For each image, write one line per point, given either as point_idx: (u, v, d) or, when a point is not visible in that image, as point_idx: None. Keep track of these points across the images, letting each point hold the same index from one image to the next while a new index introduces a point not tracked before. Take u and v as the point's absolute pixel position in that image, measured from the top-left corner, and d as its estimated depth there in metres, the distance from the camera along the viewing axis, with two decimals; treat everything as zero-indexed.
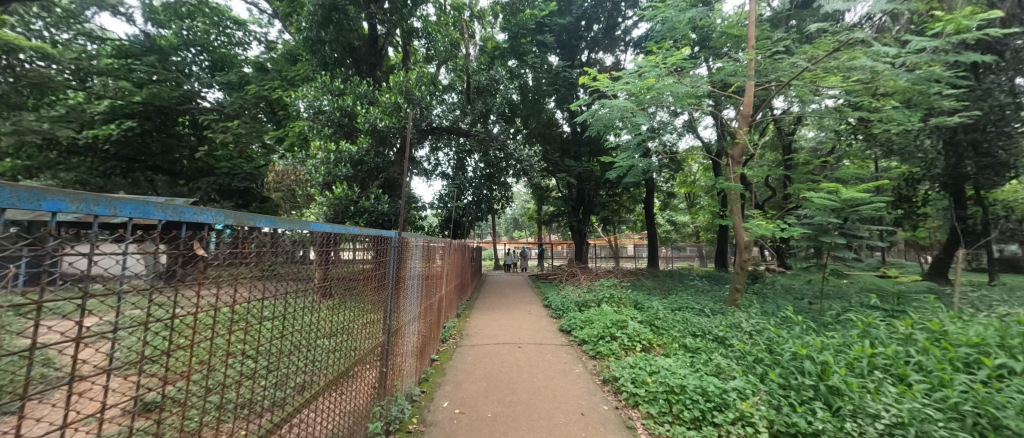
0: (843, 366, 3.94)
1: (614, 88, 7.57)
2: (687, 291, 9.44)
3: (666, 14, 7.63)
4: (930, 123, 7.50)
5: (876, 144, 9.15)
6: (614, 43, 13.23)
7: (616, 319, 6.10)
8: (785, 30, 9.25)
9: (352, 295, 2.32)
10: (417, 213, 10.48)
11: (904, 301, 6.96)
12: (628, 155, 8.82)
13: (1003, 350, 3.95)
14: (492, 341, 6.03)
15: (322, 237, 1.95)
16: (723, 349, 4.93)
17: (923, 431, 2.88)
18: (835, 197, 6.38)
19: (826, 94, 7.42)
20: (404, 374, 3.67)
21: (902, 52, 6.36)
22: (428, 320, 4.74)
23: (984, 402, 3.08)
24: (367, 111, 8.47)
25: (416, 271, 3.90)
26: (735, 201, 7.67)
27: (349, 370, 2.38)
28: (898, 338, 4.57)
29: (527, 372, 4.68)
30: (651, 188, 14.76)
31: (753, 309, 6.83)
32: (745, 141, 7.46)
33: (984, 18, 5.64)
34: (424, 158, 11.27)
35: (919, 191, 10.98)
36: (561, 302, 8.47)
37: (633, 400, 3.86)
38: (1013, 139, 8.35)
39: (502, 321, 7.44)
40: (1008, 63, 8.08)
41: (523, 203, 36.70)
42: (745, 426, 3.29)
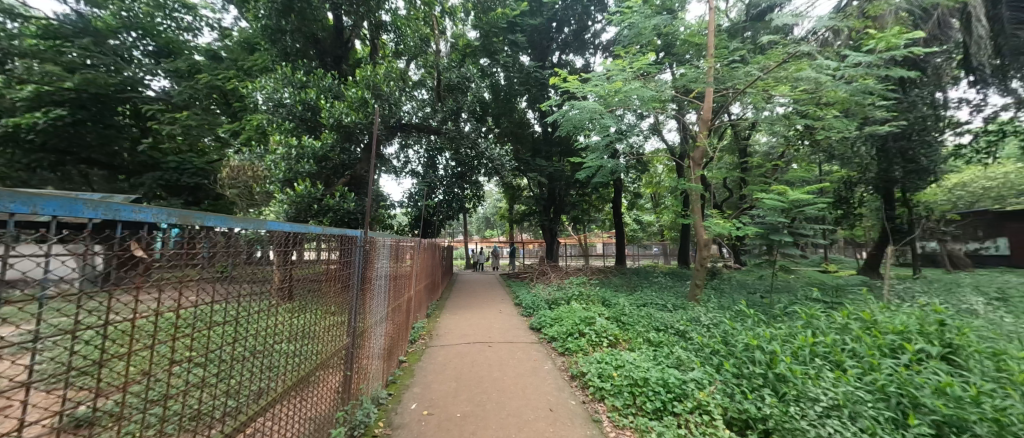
0: (789, 355, 3.87)
1: (584, 89, 7.60)
2: (652, 288, 9.63)
3: (632, 20, 7.79)
4: (865, 131, 8.07)
5: (820, 150, 9.64)
6: (584, 45, 13.34)
7: (584, 316, 6.05)
8: (742, 40, 9.72)
9: (315, 297, 1.99)
10: (385, 212, 10.03)
11: (843, 294, 7.46)
12: (597, 155, 8.87)
13: (921, 335, 3.89)
14: (464, 341, 5.80)
15: (284, 236, 1.68)
16: (683, 343, 4.90)
17: (856, 413, 2.84)
18: (783, 198, 6.79)
19: (777, 102, 7.68)
20: (372, 377, 3.34)
21: (842, 65, 6.73)
22: (396, 322, 4.44)
23: (906, 383, 3.06)
24: (331, 106, 7.97)
25: (383, 270, 3.60)
26: (695, 200, 7.81)
27: (311, 375, 2.04)
28: (836, 327, 4.52)
29: (497, 370, 4.50)
30: (620, 188, 15.05)
31: (712, 304, 6.98)
32: (706, 144, 7.67)
33: (910, 37, 6.06)
34: (394, 155, 10.83)
35: (858, 195, 11.78)
36: (531, 301, 8.42)
37: (599, 394, 3.74)
38: (929, 147, 9.34)
39: (472, 321, 7.21)
40: (927, 79, 9.03)
41: (495, 203, 36.67)
42: (701, 415, 3.21)
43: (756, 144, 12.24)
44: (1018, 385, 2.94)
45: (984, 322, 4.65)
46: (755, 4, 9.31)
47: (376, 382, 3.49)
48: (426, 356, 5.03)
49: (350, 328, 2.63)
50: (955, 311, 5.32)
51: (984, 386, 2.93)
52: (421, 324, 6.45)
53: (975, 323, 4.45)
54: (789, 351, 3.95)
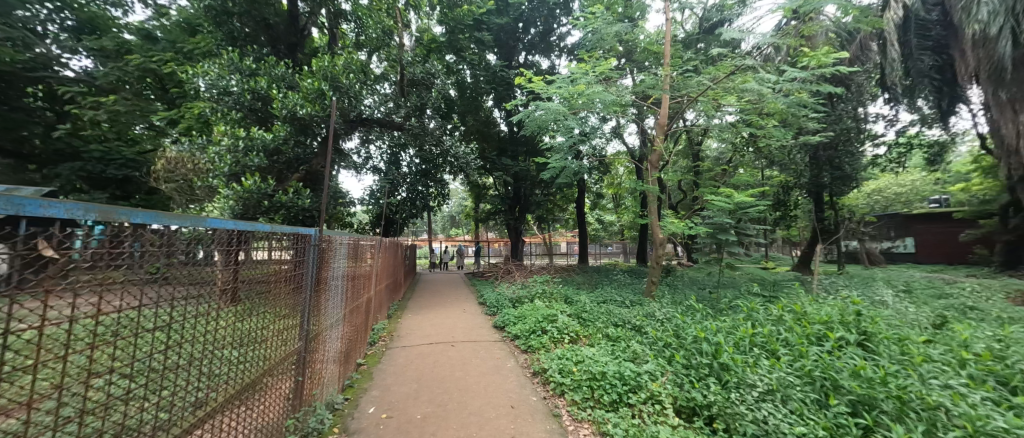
0: (731, 345, 4.20)
1: (548, 91, 7.72)
2: (612, 285, 10.01)
3: (595, 25, 8.02)
4: (800, 140, 8.87)
5: (762, 156, 10.47)
6: (550, 47, 13.56)
7: (547, 313, 6.19)
8: (695, 50, 10.34)
9: (263, 300, 1.88)
10: (344, 210, 9.63)
11: (780, 289, 8.16)
12: (561, 156, 9.03)
13: (841, 324, 4.35)
14: (426, 342, 5.71)
15: (230, 235, 1.57)
16: (639, 337, 5.15)
17: (787, 396, 3.12)
18: (728, 200, 7.32)
19: (725, 111, 8.21)
20: (326, 381, 3.21)
21: (780, 79, 7.32)
22: (354, 324, 4.27)
23: (828, 368, 3.41)
24: (285, 96, 7.52)
25: (340, 271, 3.45)
26: (652, 201, 8.17)
27: (259, 382, 1.93)
28: (772, 319, 4.96)
29: (459, 370, 4.48)
30: (583, 188, 15.46)
31: (666, 299, 7.38)
32: (662, 148, 8.07)
33: (837, 57, 6.72)
34: (354, 150, 10.43)
35: (794, 198, 12.90)
36: (495, 300, 8.45)
37: (559, 389, 3.84)
38: (850, 156, 10.48)
39: (435, 322, 7.12)
40: (851, 95, 10.09)
41: (461, 201, 36.33)
42: (654, 404, 3.40)
43: (707, 150, 13.06)
44: (916, 365, 3.36)
45: (892, 311, 5.27)
46: (707, 18, 9.95)
47: (331, 386, 3.36)
48: (385, 359, 4.89)
49: (303, 331, 2.51)
50: (870, 303, 5.99)
51: (890, 366, 3.32)
52: (382, 325, 6.26)
53: (884, 312, 5.04)
54: (733, 342, 4.27)
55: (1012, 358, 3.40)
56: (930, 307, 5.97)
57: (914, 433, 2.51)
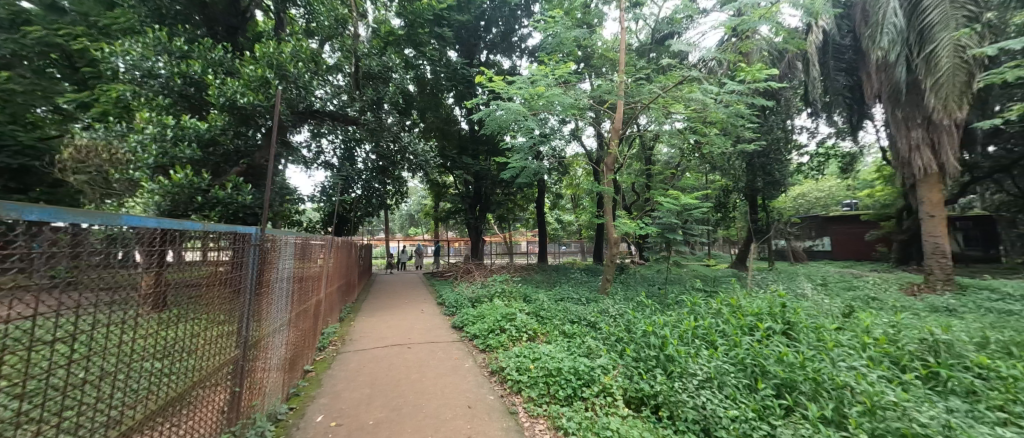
0: (676, 337, 4.49)
1: (509, 91, 7.77)
2: (569, 283, 10.29)
3: (554, 29, 8.18)
4: (738, 148, 9.65)
5: (706, 162, 11.27)
6: (511, 48, 13.67)
7: (505, 312, 6.22)
8: (647, 59, 10.87)
9: (196, 304, 1.73)
10: (292, 207, 9.05)
11: (719, 285, 8.82)
12: (522, 156, 9.10)
13: (769, 315, 4.81)
14: (380, 345, 5.52)
15: (155, 234, 1.42)
16: (593, 332, 5.33)
17: (723, 382, 3.38)
18: (676, 202, 7.79)
19: (674, 118, 8.71)
20: (268, 391, 3.00)
21: (722, 90, 7.90)
22: (301, 328, 4.02)
23: (758, 355, 3.74)
24: (223, 83, 6.89)
25: (285, 272, 3.25)
26: (608, 202, 8.46)
27: (189, 395, 1.76)
28: (712, 312, 5.37)
29: (415, 372, 4.38)
30: (544, 188, 15.64)
31: (619, 296, 7.72)
32: (617, 152, 8.39)
33: (769, 73, 7.37)
34: (303, 143, 9.81)
35: (733, 200, 14.02)
36: (454, 300, 8.36)
37: (516, 387, 3.90)
38: (779, 164, 11.61)
39: (391, 323, 6.92)
40: (780, 108, 11.14)
41: (420, 199, 35.46)
42: (605, 397, 3.55)
43: (658, 154, 13.80)
44: (829, 349, 3.79)
45: (811, 303, 5.90)
46: (658, 30, 10.50)
47: (274, 395, 3.14)
48: (335, 364, 4.65)
49: (241, 337, 2.33)
50: (795, 296, 6.66)
51: (808, 352, 3.72)
52: (332, 328, 5.96)
53: (804, 303, 5.62)
54: (677, 335, 4.56)
55: (902, 341, 3.92)
56: (842, 298, 6.76)
57: (825, 410, 2.83)
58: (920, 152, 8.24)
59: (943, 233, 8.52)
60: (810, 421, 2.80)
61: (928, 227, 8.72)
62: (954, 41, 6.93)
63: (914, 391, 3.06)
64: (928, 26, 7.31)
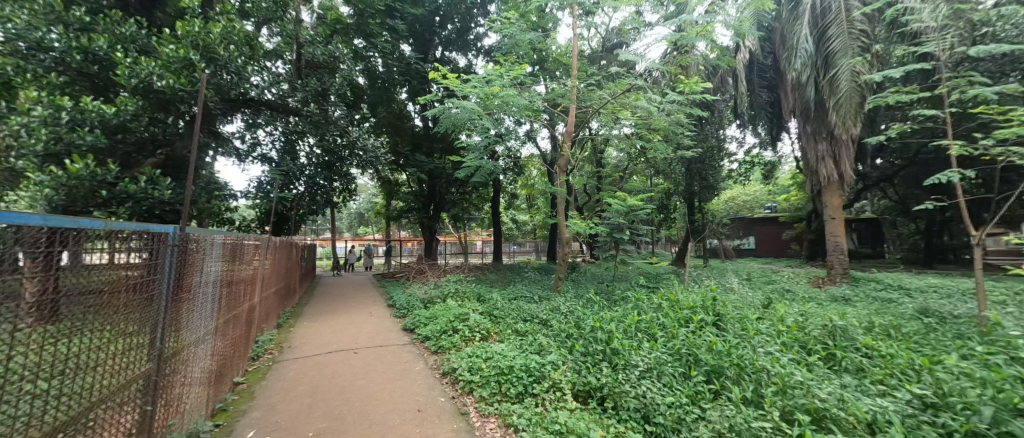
0: (621, 331, 4.73)
1: (463, 89, 7.68)
2: (523, 282, 10.39)
3: (509, 31, 8.25)
4: (678, 153, 10.38)
5: (650, 165, 11.97)
6: (467, 46, 13.53)
7: (458, 312, 6.17)
8: (598, 66, 11.34)
9: (96, 314, 1.51)
10: (223, 204, 8.24)
11: (661, 281, 9.40)
12: (477, 156, 9.03)
13: (703, 308, 5.24)
14: (323, 351, 5.21)
15: (39, 235, 1.20)
16: (545, 330, 5.46)
17: (661, 371, 3.62)
18: (624, 203, 8.18)
19: (623, 124, 9.12)
20: (190, 408, 2.70)
21: (665, 99, 8.43)
22: (231, 337, 3.67)
23: (691, 345, 4.05)
24: (136, 61, 6.06)
25: (211, 275, 2.93)
26: (561, 203, 8.67)
27: (87, 419, 1.53)
28: (654, 306, 5.73)
29: (362, 377, 4.20)
30: (498, 188, 15.69)
31: (570, 294, 7.96)
32: (569, 154, 8.62)
33: (704, 86, 8.00)
34: (236, 134, 8.95)
35: (674, 203, 15.05)
36: (406, 301, 8.13)
37: (468, 387, 3.88)
38: (713, 169, 12.68)
39: (335, 328, 6.56)
40: (714, 118, 12.18)
41: (370, 197, 33.92)
42: (555, 392, 3.64)
43: (608, 157, 14.43)
44: (751, 337, 4.22)
45: (739, 296, 6.50)
46: (608, 39, 10.96)
47: (197, 412, 2.83)
48: (271, 374, 4.31)
49: (154, 350, 2.06)
50: (726, 290, 7.30)
51: (733, 340, 4.10)
52: (269, 336, 5.52)
53: (733, 297, 6.19)
54: (623, 329, 4.80)
55: (809, 327, 4.47)
56: (764, 292, 7.53)
57: (745, 392, 3.14)
58: (825, 162, 9.41)
59: (840, 233, 9.84)
60: (733, 402, 3.09)
61: (831, 228, 10.00)
62: (851, 67, 7.99)
63: (817, 371, 3.50)
64: (832, 52, 8.37)
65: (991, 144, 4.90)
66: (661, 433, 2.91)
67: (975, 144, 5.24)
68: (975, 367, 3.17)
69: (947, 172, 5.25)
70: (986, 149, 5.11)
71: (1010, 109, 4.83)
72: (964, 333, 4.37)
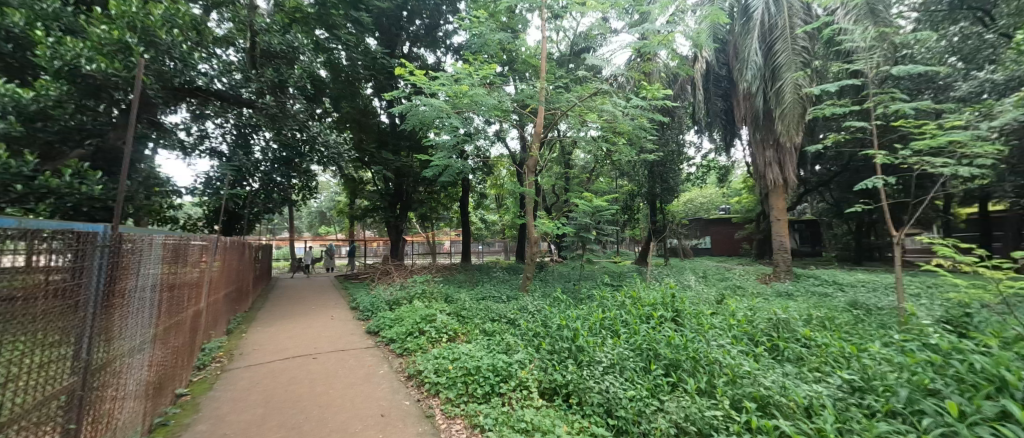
0: (586, 329, 4.85)
1: (432, 87, 7.54)
2: (491, 282, 10.35)
3: (478, 29, 8.21)
4: (641, 156, 10.78)
5: (615, 167, 12.33)
6: (435, 43, 13.30)
7: (425, 314, 6.05)
8: (566, 69, 11.52)
9: (7, 325, 1.34)
10: (165, 200, 7.60)
11: (624, 279, 9.69)
12: (445, 155, 8.89)
13: (663, 305, 5.48)
14: (280, 357, 4.94)
15: None
16: (512, 329, 5.48)
17: (623, 366, 3.74)
18: (591, 204, 8.36)
19: (590, 127, 9.30)
20: (124, 424, 2.46)
21: (628, 104, 8.72)
22: (172, 345, 3.39)
23: (652, 340, 4.22)
24: (60, 41, 5.44)
25: (149, 278, 2.70)
26: (529, 203, 8.74)
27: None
28: (617, 304, 5.92)
29: (321, 384, 4.02)
30: (468, 188, 15.55)
31: (537, 293, 8.03)
32: (538, 155, 8.69)
33: (665, 93, 8.36)
34: (181, 125, 8.29)
35: (637, 204, 15.61)
36: (370, 303, 7.86)
37: (434, 389, 3.82)
38: (673, 172, 13.29)
39: (293, 333, 6.24)
40: (674, 124, 12.78)
41: (333, 195, 32.52)
42: (522, 390, 3.67)
43: (576, 159, 14.71)
44: (705, 331, 4.47)
45: (696, 293, 6.84)
46: (575, 43, 11.19)
47: (131, 429, 2.58)
48: (220, 384, 4.02)
49: (79, 361, 1.87)
50: (684, 288, 7.66)
51: (690, 334, 4.32)
52: (218, 342, 5.16)
53: (690, 294, 6.51)
54: (587, 327, 4.91)
55: (756, 321, 4.79)
56: (718, 288, 7.97)
57: (700, 384, 3.32)
58: (772, 167, 10.13)
59: (785, 233, 10.63)
60: (689, 393, 3.25)
61: (777, 228, 10.77)
62: (794, 81, 8.66)
63: (763, 361, 3.77)
64: (778, 66, 9.02)
65: (909, 154, 5.48)
66: (622, 426, 3.01)
67: (895, 154, 5.85)
68: (894, 352, 3.54)
69: (873, 178, 5.81)
70: (904, 159, 5.71)
71: (923, 122, 5.42)
72: (886, 323, 4.87)
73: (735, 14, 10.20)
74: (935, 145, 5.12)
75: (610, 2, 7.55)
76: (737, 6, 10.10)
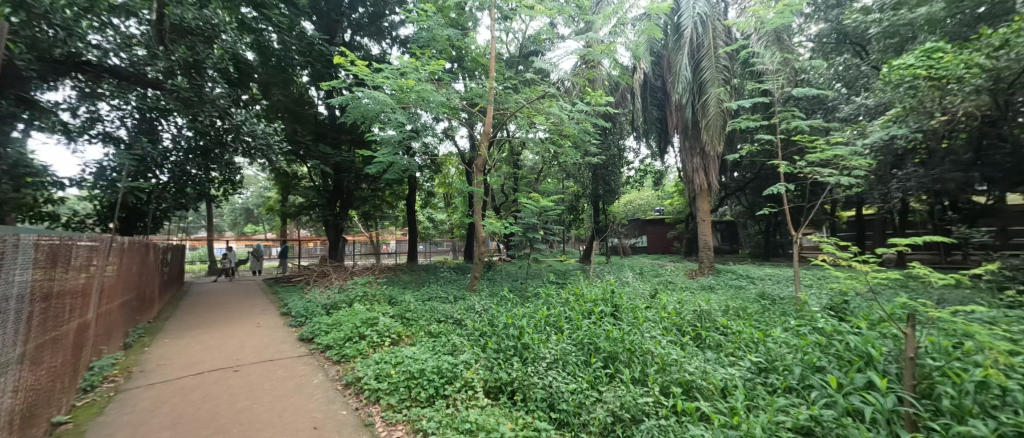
0: (532, 326, 4.94)
1: (375, 79, 7.20)
2: (438, 283, 10.14)
3: (426, 23, 8.00)
4: (585, 159, 11.24)
5: (562, 168, 12.71)
6: (380, 33, 12.66)
7: (367, 317, 5.76)
8: (516, 71, 11.61)
9: None
10: (41, 193, 6.40)
11: (569, 277, 10.02)
12: (389, 151, 8.51)
13: (604, 300, 5.78)
14: (191, 372, 4.39)
15: None
16: (459, 329, 5.42)
17: (565, 361, 3.88)
18: (537, 204, 8.53)
19: (537, 129, 9.49)
20: None
21: (574, 108, 9.04)
22: (46, 366, 2.85)
23: (593, 335, 4.43)
24: None
25: (14, 288, 2.25)
26: (477, 202, 8.67)
27: None
28: (562, 301, 6.12)
29: (244, 399, 3.65)
30: (414, 186, 15.07)
31: (485, 293, 8.01)
32: (486, 155, 8.67)
33: (607, 100, 8.79)
34: (64, 103, 7.06)
35: (582, 204, 16.25)
36: (303, 308, 7.29)
37: (374, 396, 3.65)
38: (614, 175, 14.04)
39: (210, 343, 5.60)
40: (615, 129, 13.51)
41: (261, 191, 29.64)
42: (467, 391, 3.65)
43: (525, 160, 14.91)
44: (641, 324, 4.77)
45: (633, 289, 7.28)
46: (524, 45, 11.37)
47: None
48: (113, 407, 3.47)
49: None
50: (624, 284, 8.11)
51: (627, 328, 4.58)
52: (112, 359, 4.45)
53: (628, 289, 6.93)
54: (533, 325, 5.01)
55: (684, 313, 5.24)
56: (653, 284, 8.55)
57: (635, 374, 3.55)
58: (698, 173, 11.13)
59: (709, 232, 11.73)
60: (625, 382, 3.47)
61: (702, 228, 11.84)
62: (717, 95, 9.59)
63: (688, 348, 4.14)
64: (704, 81, 9.92)
65: (805, 164, 6.33)
66: (564, 419, 3.13)
67: (796, 164, 6.72)
68: (791, 336, 4.07)
69: (778, 184, 6.63)
70: (802, 169, 6.59)
71: (816, 138, 6.31)
72: (787, 311, 5.58)
73: (668, 30, 11.02)
74: (825, 158, 5.97)
75: (557, 8, 7.75)
76: (670, 24, 10.94)
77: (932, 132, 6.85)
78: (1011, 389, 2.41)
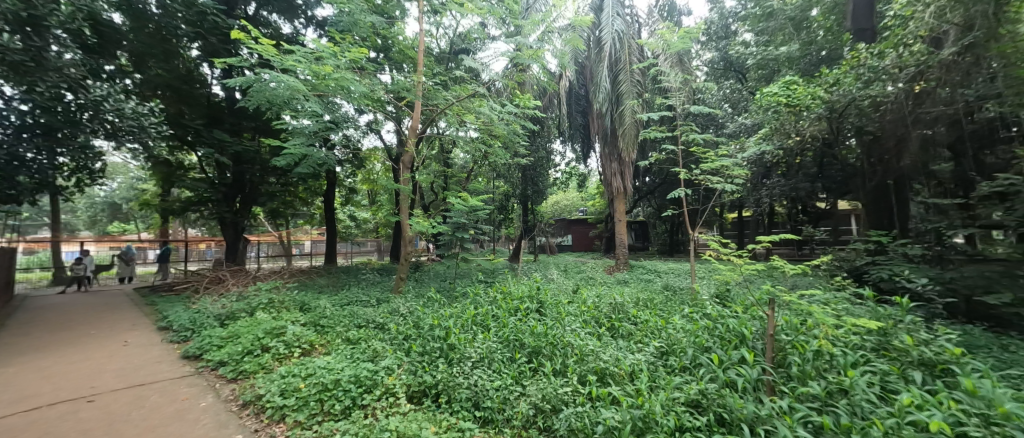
0: (458, 326, 4.90)
1: (284, 61, 6.49)
2: (358, 285, 9.48)
3: (347, 6, 7.38)
4: (513, 159, 11.45)
5: (490, 168, 12.79)
6: (292, 11, 11.39)
7: (272, 326, 5.16)
8: (446, 67, 11.35)
9: None
10: None
11: (496, 276, 10.11)
12: (303, 142, 7.72)
13: (529, 298, 5.95)
14: (20, 409, 3.48)
15: None
16: (380, 334, 5.13)
17: (489, 358, 3.94)
18: (465, 203, 8.43)
19: (466, 127, 9.39)
20: None
21: (502, 109, 9.15)
22: None
23: (518, 331, 4.54)
24: None
25: None
26: (403, 200, 8.27)
27: None
28: (490, 300, 6.15)
29: (102, 434, 3.02)
30: (332, 181, 13.87)
31: (410, 294, 7.69)
32: (413, 151, 8.34)
33: (535, 103, 9.07)
34: None
35: (511, 204, 16.52)
36: (190, 320, 6.26)
37: (278, 414, 3.29)
38: (540, 176, 14.51)
39: (53, 370, 4.51)
40: (543, 132, 14.00)
41: (133, 182, 24.66)
42: (387, 398, 3.48)
43: (454, 158, 14.63)
44: (563, 319, 5.02)
45: (557, 285, 7.62)
46: (454, 42, 11.22)
47: None
48: None
49: None
50: (549, 281, 8.44)
51: (550, 323, 4.80)
52: None
53: (552, 286, 7.23)
54: (459, 325, 4.95)
55: (601, 306, 5.64)
56: (576, 280, 9.03)
57: (556, 366, 3.74)
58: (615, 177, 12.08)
59: (624, 231, 12.79)
60: (546, 375, 3.64)
61: (619, 228, 12.85)
62: (631, 107, 10.51)
63: (604, 339, 4.47)
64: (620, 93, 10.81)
65: (700, 173, 7.23)
66: (488, 416, 3.17)
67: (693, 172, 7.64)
68: (687, 323, 4.63)
69: (679, 189, 7.47)
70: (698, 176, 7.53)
71: (708, 150, 7.23)
72: (685, 300, 6.33)
73: (590, 43, 11.82)
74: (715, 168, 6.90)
75: (487, 8, 7.75)
76: (592, 37, 11.73)
77: (791, 150, 8.35)
78: (835, 355, 3.06)
